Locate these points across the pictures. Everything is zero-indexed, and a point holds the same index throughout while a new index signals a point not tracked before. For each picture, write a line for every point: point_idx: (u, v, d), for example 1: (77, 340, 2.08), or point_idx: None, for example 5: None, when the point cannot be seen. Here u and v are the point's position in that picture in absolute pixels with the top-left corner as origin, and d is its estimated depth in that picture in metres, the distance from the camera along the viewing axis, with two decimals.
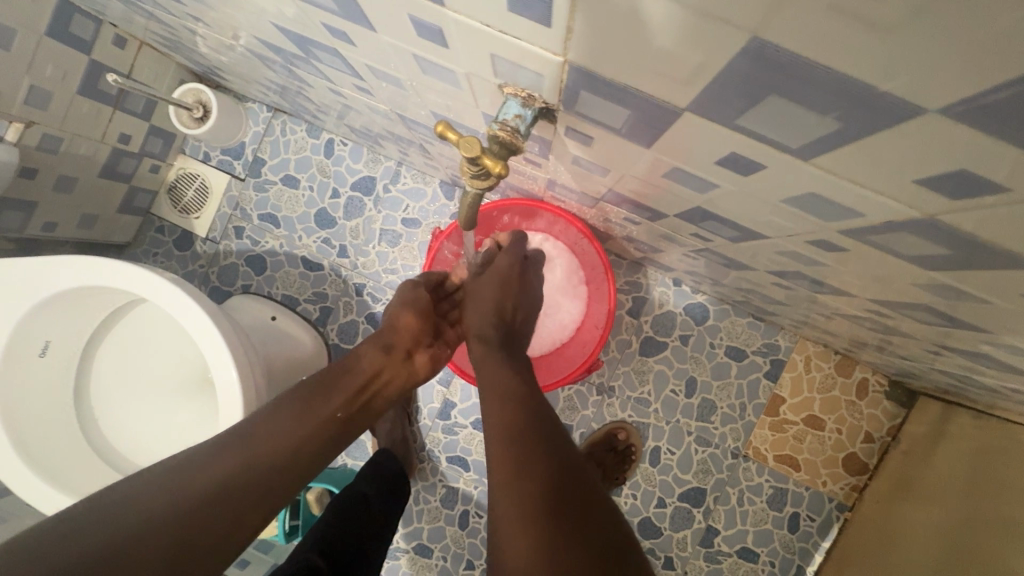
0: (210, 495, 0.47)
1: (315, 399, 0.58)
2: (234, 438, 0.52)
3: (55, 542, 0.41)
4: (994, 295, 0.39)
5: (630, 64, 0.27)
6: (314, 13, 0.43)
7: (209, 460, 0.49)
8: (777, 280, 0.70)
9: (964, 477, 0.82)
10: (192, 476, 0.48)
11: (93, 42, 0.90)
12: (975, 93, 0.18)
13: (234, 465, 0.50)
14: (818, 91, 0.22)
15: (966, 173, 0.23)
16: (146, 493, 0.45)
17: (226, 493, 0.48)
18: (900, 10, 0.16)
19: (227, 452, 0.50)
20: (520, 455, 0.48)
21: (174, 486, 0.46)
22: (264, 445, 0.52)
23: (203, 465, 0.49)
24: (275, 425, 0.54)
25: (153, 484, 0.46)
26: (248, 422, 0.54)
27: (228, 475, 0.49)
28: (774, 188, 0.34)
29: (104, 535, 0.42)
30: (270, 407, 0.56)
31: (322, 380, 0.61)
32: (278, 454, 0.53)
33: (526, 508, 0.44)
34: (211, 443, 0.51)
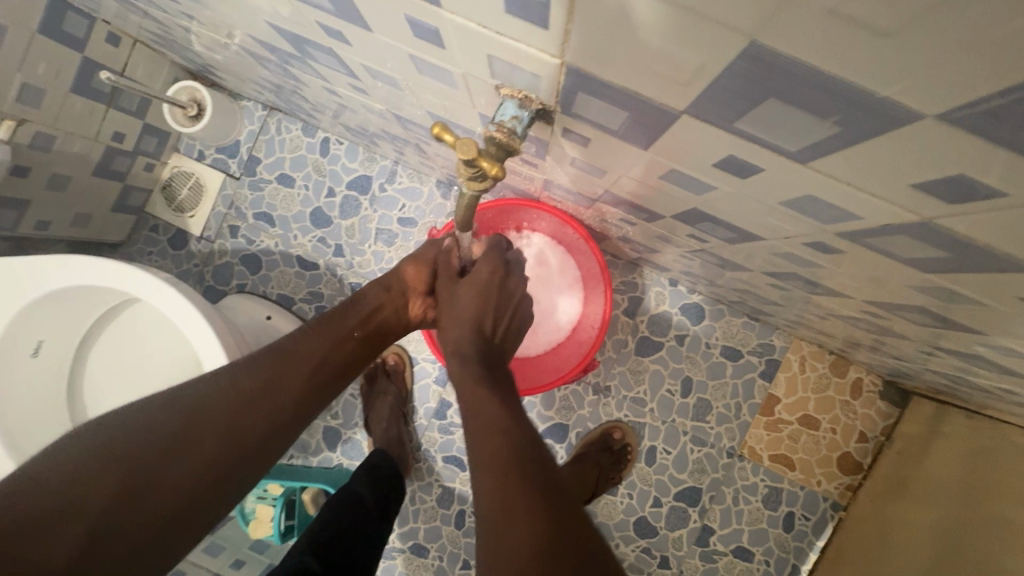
0: (224, 429, 0.49)
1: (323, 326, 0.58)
2: (244, 372, 0.52)
3: (77, 462, 0.43)
4: (988, 298, 0.39)
5: (627, 66, 0.27)
6: (308, 12, 0.42)
7: (221, 393, 0.50)
8: (772, 281, 0.70)
9: (957, 477, 0.83)
10: (204, 407, 0.49)
11: (87, 39, 0.89)
12: (974, 99, 0.18)
13: (246, 401, 0.50)
14: (816, 95, 0.22)
15: (963, 177, 0.22)
16: (160, 422, 0.47)
17: (236, 427, 0.49)
18: (901, 15, 0.16)
19: (237, 387, 0.51)
20: (507, 462, 0.45)
21: (186, 418, 0.48)
22: (274, 386, 0.52)
23: (214, 397, 0.49)
24: (288, 362, 0.54)
25: (167, 412, 0.48)
26: (261, 358, 0.54)
27: (240, 410, 0.50)
28: (771, 190, 0.34)
29: (122, 459, 0.44)
30: (282, 343, 0.56)
31: (328, 321, 0.59)
32: (273, 397, 0.52)
33: (511, 517, 0.41)
34: (220, 374, 0.52)
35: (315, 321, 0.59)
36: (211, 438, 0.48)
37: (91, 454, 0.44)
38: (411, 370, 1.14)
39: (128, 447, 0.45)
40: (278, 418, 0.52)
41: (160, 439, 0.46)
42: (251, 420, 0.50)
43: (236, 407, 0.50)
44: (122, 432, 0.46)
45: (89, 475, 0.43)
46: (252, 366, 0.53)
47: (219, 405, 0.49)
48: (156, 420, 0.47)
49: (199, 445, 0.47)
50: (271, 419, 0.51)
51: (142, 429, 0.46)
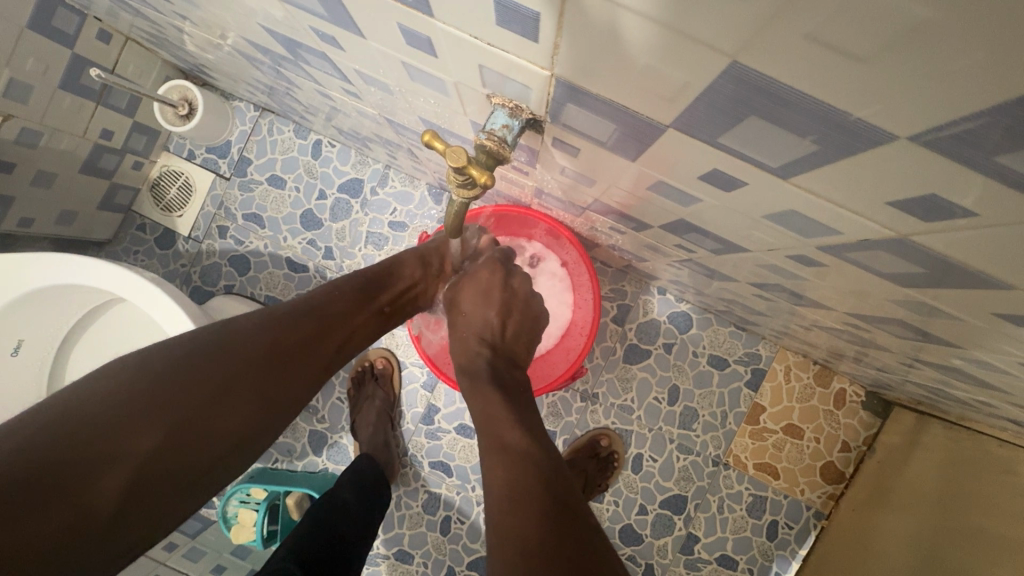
0: (261, 387, 0.50)
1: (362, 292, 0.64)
2: (286, 334, 0.53)
3: (115, 400, 0.42)
4: (966, 313, 0.40)
5: (613, 81, 0.27)
6: (302, 17, 0.43)
7: (262, 348, 0.51)
8: (758, 291, 0.71)
9: (937, 485, 0.84)
10: (243, 363, 0.49)
11: (76, 36, 0.89)
12: (942, 122, 0.19)
13: (284, 360, 0.52)
14: (796, 115, 0.22)
15: (935, 196, 0.23)
16: (200, 370, 0.46)
17: (274, 384, 0.51)
18: (872, 40, 0.17)
19: (275, 345, 0.52)
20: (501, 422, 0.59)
21: (228, 369, 0.48)
22: (308, 350, 0.55)
23: (255, 353, 0.50)
24: (322, 327, 0.57)
25: (207, 361, 0.47)
26: (299, 317, 0.56)
27: (278, 359, 0.52)
28: (754, 203, 0.35)
29: (164, 404, 0.44)
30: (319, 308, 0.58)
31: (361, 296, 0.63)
32: (313, 353, 0.55)
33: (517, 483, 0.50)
34: (262, 329, 0.52)
35: (354, 287, 0.63)
36: (253, 384, 0.49)
37: (132, 396, 0.43)
38: (398, 373, 1.14)
39: (170, 392, 0.44)
40: (307, 380, 0.54)
41: (202, 390, 0.46)
42: (287, 375, 0.52)
43: (276, 367, 0.51)
44: (163, 375, 0.45)
45: (131, 417, 0.42)
46: (293, 324, 0.55)
47: (261, 361, 0.50)
48: (196, 368, 0.46)
49: (237, 399, 0.48)
50: (299, 380, 0.53)
51: (182, 376, 0.45)
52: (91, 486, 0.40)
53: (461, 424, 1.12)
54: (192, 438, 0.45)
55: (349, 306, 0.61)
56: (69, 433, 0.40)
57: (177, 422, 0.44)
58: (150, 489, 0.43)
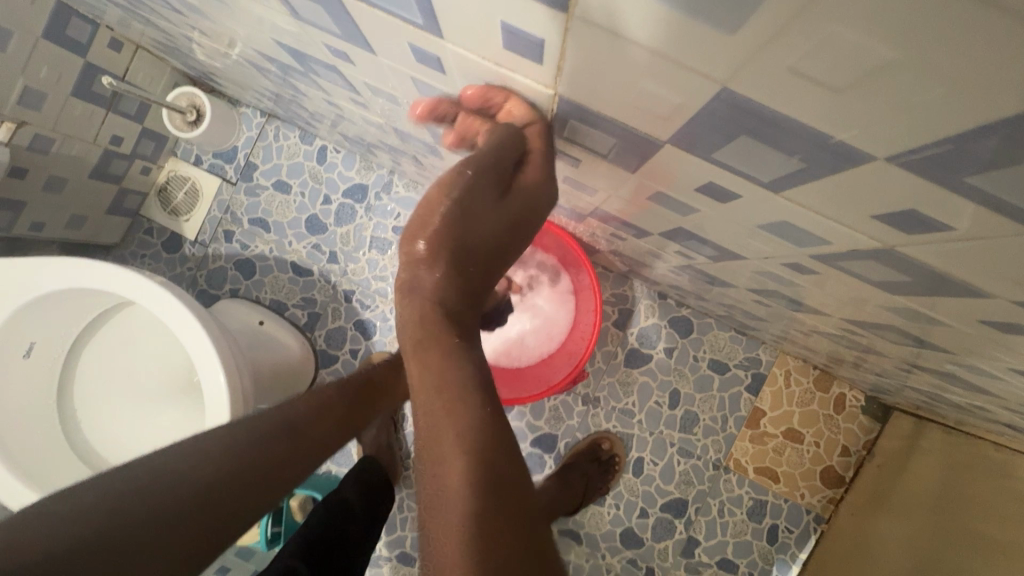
0: (254, 481, 0.50)
1: (337, 402, 0.62)
2: (285, 429, 0.56)
3: (124, 489, 0.44)
4: (956, 321, 0.41)
5: (612, 100, 0.28)
6: (314, 33, 0.44)
7: (274, 442, 0.54)
8: (757, 297, 0.72)
9: (936, 489, 0.85)
10: (247, 448, 0.51)
11: (89, 45, 0.91)
12: (916, 146, 0.20)
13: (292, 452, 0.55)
14: (784, 135, 0.23)
15: (916, 212, 0.25)
16: (209, 462, 0.48)
17: (272, 474, 0.52)
18: (849, 73, 0.18)
19: (277, 438, 0.54)
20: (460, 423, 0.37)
21: (230, 461, 0.49)
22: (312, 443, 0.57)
23: (258, 448, 0.52)
24: (323, 426, 0.59)
25: (212, 456, 0.49)
26: (285, 412, 0.57)
27: (284, 446, 0.54)
28: (749, 214, 0.36)
29: (164, 490, 0.45)
30: (312, 412, 0.59)
31: (357, 397, 0.65)
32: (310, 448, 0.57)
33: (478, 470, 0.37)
34: (272, 424, 0.55)
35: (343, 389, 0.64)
36: (251, 474, 0.50)
37: (137, 482, 0.44)
38: None
39: (176, 487, 0.45)
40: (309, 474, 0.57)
41: (205, 484, 0.47)
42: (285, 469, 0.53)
43: (287, 457, 0.54)
44: (167, 466, 0.46)
45: (133, 502, 0.43)
46: (299, 419, 0.58)
47: (268, 448, 0.53)
48: (203, 461, 0.48)
49: (229, 491, 0.48)
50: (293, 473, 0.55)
51: (175, 470, 0.46)
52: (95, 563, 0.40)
53: None
54: (189, 522, 0.45)
55: (340, 410, 0.62)
56: (82, 510, 0.41)
57: (181, 509, 0.45)
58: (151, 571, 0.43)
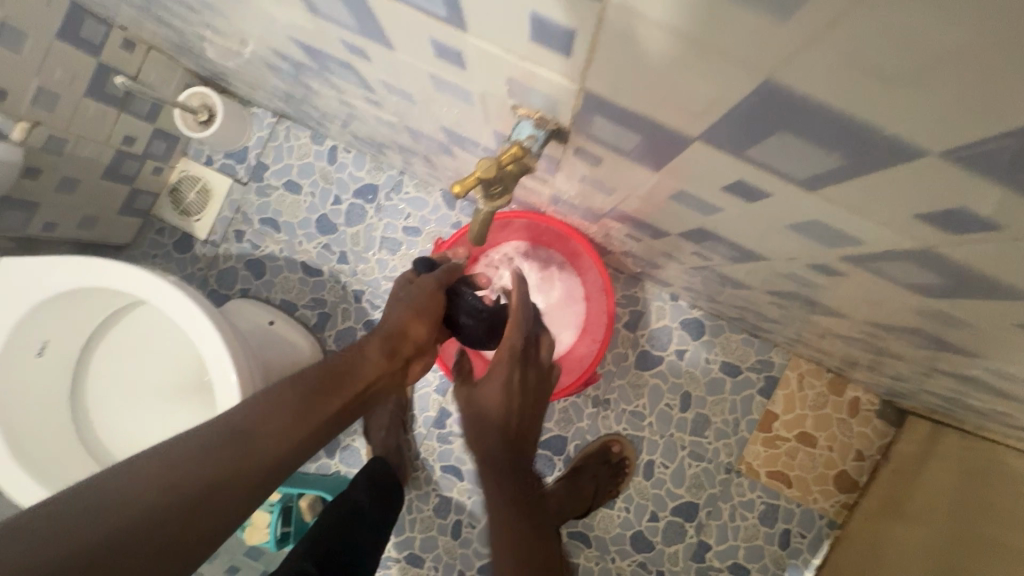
0: (199, 497, 0.46)
1: (305, 398, 0.56)
2: (226, 440, 0.50)
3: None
4: (986, 323, 0.40)
5: (642, 94, 0.28)
6: (332, 30, 0.44)
7: (185, 482, 0.46)
8: (774, 299, 0.71)
9: (951, 496, 0.83)
10: (187, 465, 0.47)
11: (102, 45, 0.91)
12: (973, 140, 0.19)
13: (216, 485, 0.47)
14: (825, 129, 0.23)
15: (962, 210, 0.24)
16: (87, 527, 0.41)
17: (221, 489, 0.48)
18: (907, 62, 0.17)
19: (222, 448, 0.49)
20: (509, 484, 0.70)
21: (163, 482, 0.45)
22: (253, 464, 0.50)
23: (161, 492, 0.45)
24: (266, 441, 0.52)
25: (93, 515, 0.42)
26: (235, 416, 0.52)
27: (237, 452, 0.50)
28: (776, 213, 0.35)
29: (90, 525, 0.41)
30: (253, 424, 0.52)
31: (319, 390, 0.57)
32: (269, 447, 0.52)
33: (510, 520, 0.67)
34: (188, 452, 0.48)
35: (299, 388, 0.56)
36: (193, 494, 0.46)
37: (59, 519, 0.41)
38: None
39: (105, 519, 0.42)
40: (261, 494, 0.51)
41: (89, 549, 0.41)
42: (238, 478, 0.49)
43: (206, 496, 0.47)
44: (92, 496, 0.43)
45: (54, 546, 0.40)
46: (231, 440, 0.50)
47: (210, 461, 0.48)
48: (129, 489, 0.44)
49: (167, 516, 0.44)
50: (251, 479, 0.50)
51: (103, 501, 0.43)
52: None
53: None
54: (126, 552, 0.42)
55: (296, 409, 0.55)
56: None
57: (113, 541, 0.42)
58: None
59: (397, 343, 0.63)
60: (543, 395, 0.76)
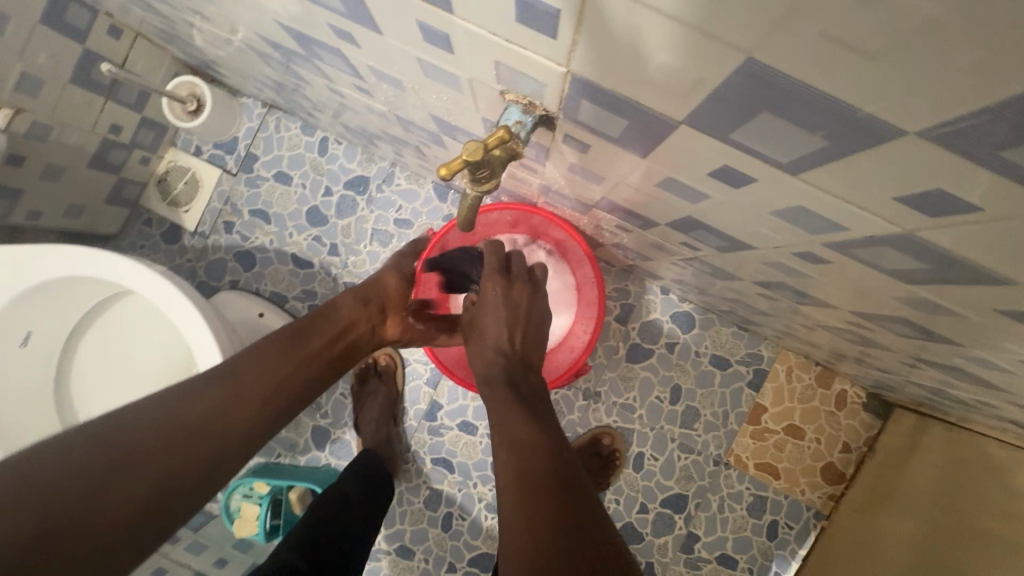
0: (197, 426, 0.48)
1: (288, 343, 0.60)
2: (217, 377, 0.53)
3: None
4: (968, 311, 0.40)
5: (627, 77, 0.28)
6: (319, 13, 0.43)
7: (158, 428, 0.46)
8: (762, 290, 0.72)
9: (938, 486, 0.85)
10: (185, 399, 0.49)
11: (88, 31, 0.90)
12: (950, 118, 0.19)
13: (191, 430, 0.47)
14: (807, 110, 0.23)
15: (942, 192, 0.24)
16: (58, 471, 0.40)
17: (218, 417, 0.50)
18: (884, 37, 0.17)
19: (216, 386, 0.52)
20: (521, 423, 0.56)
21: (162, 413, 0.47)
22: (232, 405, 0.51)
23: (161, 422, 0.46)
24: (243, 389, 0.53)
25: (65, 461, 0.41)
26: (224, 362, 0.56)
27: (227, 386, 0.52)
28: (762, 199, 0.35)
29: (89, 450, 0.42)
30: (232, 366, 0.54)
31: (296, 337, 0.62)
32: (257, 384, 0.55)
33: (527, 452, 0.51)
34: (186, 388, 0.50)
35: (281, 337, 0.61)
36: (194, 421, 0.48)
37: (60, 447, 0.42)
38: (402, 370, 1.15)
39: (102, 446, 0.43)
40: (257, 427, 0.53)
41: (84, 471, 0.41)
42: (233, 409, 0.51)
43: (179, 443, 0.46)
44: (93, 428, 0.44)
45: (54, 467, 0.40)
46: (207, 385, 0.51)
47: (206, 395, 0.50)
48: (128, 420, 0.45)
49: (168, 444, 0.45)
50: (243, 412, 0.52)
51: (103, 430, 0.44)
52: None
53: (464, 420, 1.13)
54: (123, 476, 0.42)
55: (276, 353, 0.59)
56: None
57: (109, 466, 0.42)
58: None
59: (376, 301, 0.76)
60: (537, 345, 0.70)
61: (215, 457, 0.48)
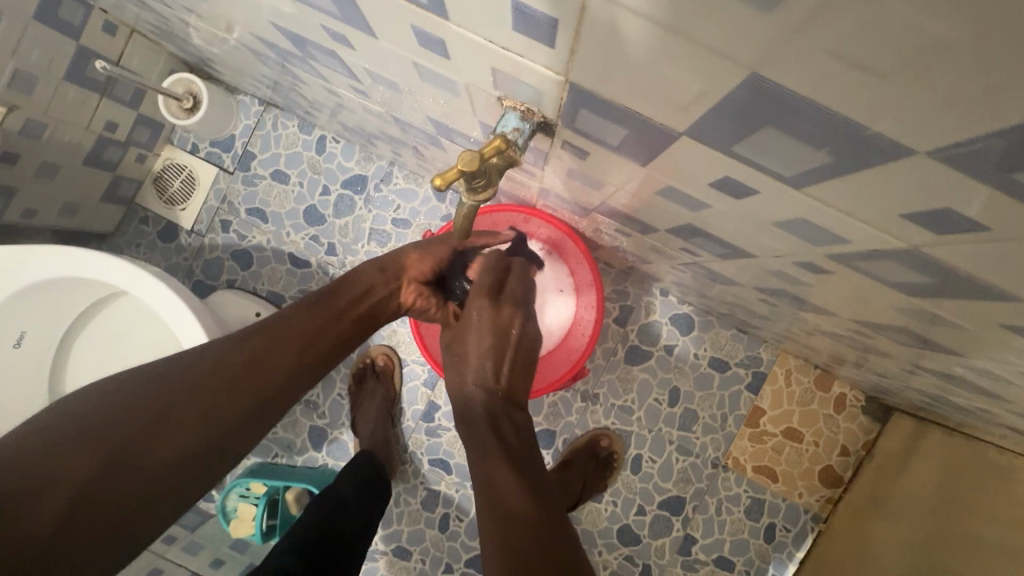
0: (237, 375, 0.54)
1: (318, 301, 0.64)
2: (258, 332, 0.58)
3: (34, 457, 0.44)
4: (971, 324, 0.40)
5: (627, 88, 0.27)
6: (313, 16, 0.42)
7: (200, 375, 0.53)
8: (762, 295, 0.71)
9: (936, 492, 0.84)
10: (226, 350, 0.55)
11: (82, 27, 0.89)
12: (962, 139, 0.19)
13: (226, 376, 0.54)
14: (813, 127, 0.22)
15: (949, 210, 0.23)
16: (119, 411, 0.48)
17: (256, 367, 0.56)
18: (895, 57, 0.17)
19: (253, 341, 0.57)
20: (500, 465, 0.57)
21: (208, 363, 0.54)
22: (268, 357, 0.57)
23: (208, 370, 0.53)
24: (279, 340, 0.59)
25: (136, 396, 0.49)
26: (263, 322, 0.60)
27: (266, 340, 0.58)
28: (765, 210, 0.35)
29: (155, 391, 0.50)
30: (271, 320, 0.60)
31: (324, 297, 0.65)
32: (294, 337, 0.60)
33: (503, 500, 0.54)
34: (225, 342, 0.56)
35: (308, 300, 0.64)
36: (234, 369, 0.54)
37: (130, 388, 0.50)
38: (399, 371, 1.15)
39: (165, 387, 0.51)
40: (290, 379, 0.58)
41: (153, 404, 0.49)
42: (269, 359, 0.57)
43: (215, 388, 0.52)
44: (156, 372, 0.52)
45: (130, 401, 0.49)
46: (242, 340, 0.57)
47: (244, 349, 0.56)
48: (182, 369, 0.53)
49: (213, 390, 0.52)
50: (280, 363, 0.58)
51: (162, 377, 0.51)
52: (23, 532, 0.41)
53: None
54: (179, 416, 0.50)
55: (308, 310, 0.63)
56: (87, 411, 0.47)
57: (171, 403, 0.50)
58: (87, 528, 0.45)
59: (398, 271, 0.73)
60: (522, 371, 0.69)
61: (254, 401, 0.55)
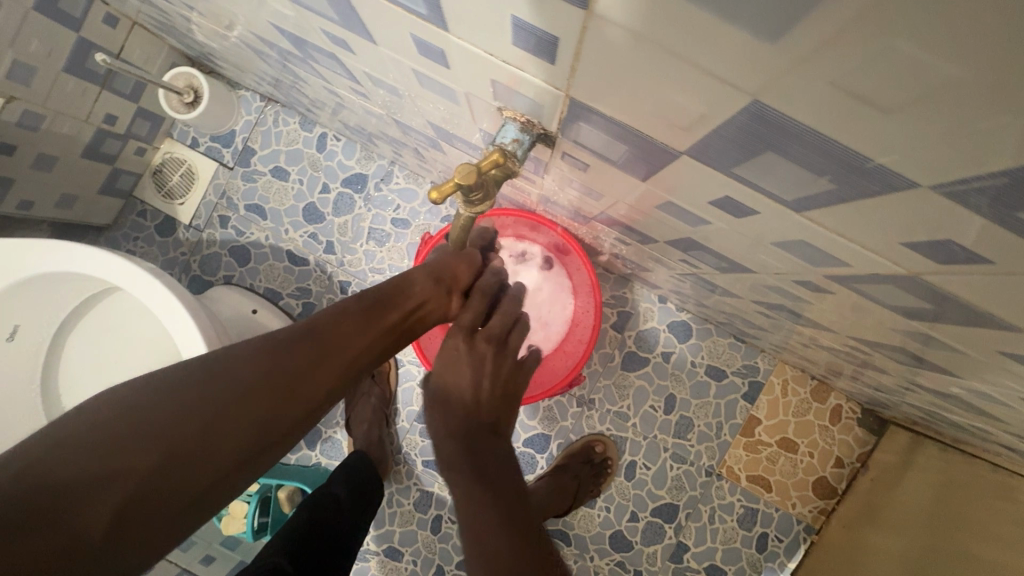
0: (287, 385, 0.49)
1: (371, 309, 0.58)
2: (308, 339, 0.52)
3: (87, 449, 0.40)
4: (968, 348, 0.39)
5: (627, 106, 0.27)
6: (313, 19, 0.42)
7: (252, 384, 0.48)
8: (761, 308, 0.71)
9: (928, 508, 0.84)
10: (275, 356, 0.49)
11: (83, 19, 0.87)
12: (965, 176, 0.18)
13: (281, 383, 0.49)
14: (815, 156, 0.22)
15: (952, 243, 0.23)
16: (169, 412, 0.44)
17: (303, 380, 0.51)
18: (901, 94, 0.16)
19: (303, 346, 0.51)
20: None
21: (256, 370, 0.48)
22: (320, 366, 0.52)
23: (257, 378, 0.48)
24: (331, 347, 0.53)
25: (183, 398, 0.44)
26: (313, 324, 0.54)
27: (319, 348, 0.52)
28: (764, 230, 0.34)
29: (204, 396, 0.45)
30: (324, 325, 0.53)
31: (376, 304, 0.58)
32: (345, 344, 0.54)
33: None
34: (274, 344, 0.50)
35: (361, 303, 0.58)
36: (283, 379, 0.49)
37: (177, 388, 0.45)
38: (395, 371, 1.14)
39: (211, 391, 0.46)
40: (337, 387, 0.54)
41: (201, 411, 0.45)
42: (320, 371, 0.52)
43: (267, 399, 0.48)
44: (201, 373, 0.46)
45: (175, 405, 0.44)
46: (293, 346, 0.51)
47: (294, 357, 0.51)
48: (230, 370, 0.47)
49: (265, 397, 0.48)
50: (330, 372, 0.53)
51: (208, 377, 0.46)
52: (72, 531, 0.39)
53: None
54: (227, 425, 0.46)
55: (360, 317, 0.56)
56: (131, 412, 0.43)
57: (218, 412, 0.45)
58: (138, 533, 0.42)
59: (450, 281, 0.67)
60: None
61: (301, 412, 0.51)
